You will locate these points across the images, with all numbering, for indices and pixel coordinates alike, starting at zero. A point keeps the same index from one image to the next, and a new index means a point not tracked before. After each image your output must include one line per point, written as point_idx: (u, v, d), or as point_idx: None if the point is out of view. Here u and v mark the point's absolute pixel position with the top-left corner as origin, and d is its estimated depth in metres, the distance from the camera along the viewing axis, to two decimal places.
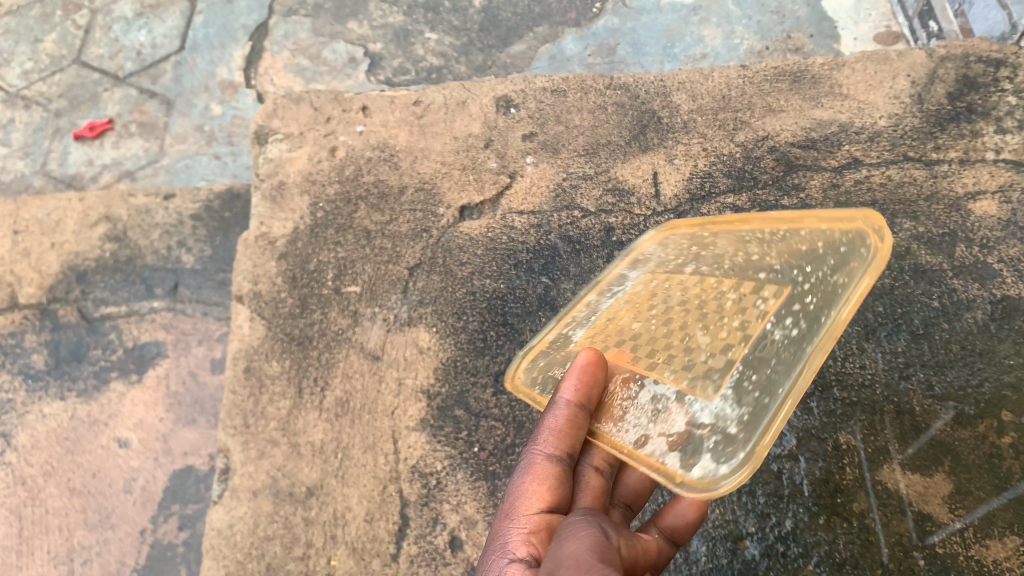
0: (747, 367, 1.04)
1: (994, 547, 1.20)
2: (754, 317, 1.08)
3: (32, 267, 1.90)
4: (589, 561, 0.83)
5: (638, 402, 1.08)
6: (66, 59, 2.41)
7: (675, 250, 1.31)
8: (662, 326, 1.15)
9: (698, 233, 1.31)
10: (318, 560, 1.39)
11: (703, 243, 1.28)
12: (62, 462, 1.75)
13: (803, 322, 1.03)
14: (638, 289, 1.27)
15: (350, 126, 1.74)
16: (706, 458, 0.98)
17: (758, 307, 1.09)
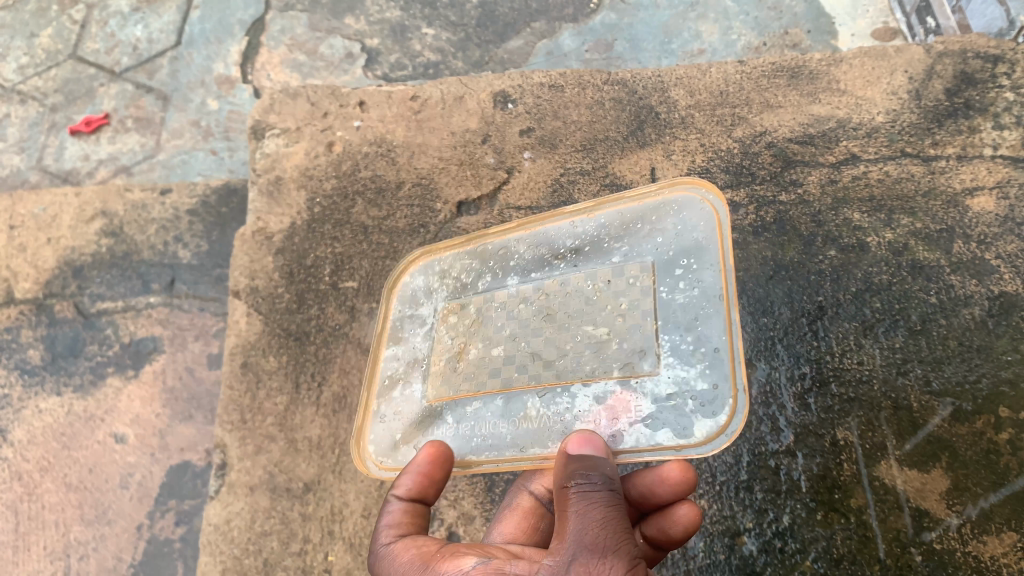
0: (672, 320, 1.01)
1: (992, 543, 1.19)
2: (643, 289, 1.05)
3: (28, 262, 1.91)
4: (621, 545, 0.86)
5: (576, 410, 1.01)
6: (62, 54, 2.41)
7: (451, 277, 1.24)
8: (539, 340, 1.09)
9: (488, 244, 1.22)
10: (315, 555, 1.38)
11: (499, 253, 1.21)
12: (58, 458, 1.75)
13: (693, 259, 1.03)
14: (469, 314, 1.18)
15: (347, 121, 1.74)
16: (700, 421, 0.95)
17: (634, 283, 1.06)
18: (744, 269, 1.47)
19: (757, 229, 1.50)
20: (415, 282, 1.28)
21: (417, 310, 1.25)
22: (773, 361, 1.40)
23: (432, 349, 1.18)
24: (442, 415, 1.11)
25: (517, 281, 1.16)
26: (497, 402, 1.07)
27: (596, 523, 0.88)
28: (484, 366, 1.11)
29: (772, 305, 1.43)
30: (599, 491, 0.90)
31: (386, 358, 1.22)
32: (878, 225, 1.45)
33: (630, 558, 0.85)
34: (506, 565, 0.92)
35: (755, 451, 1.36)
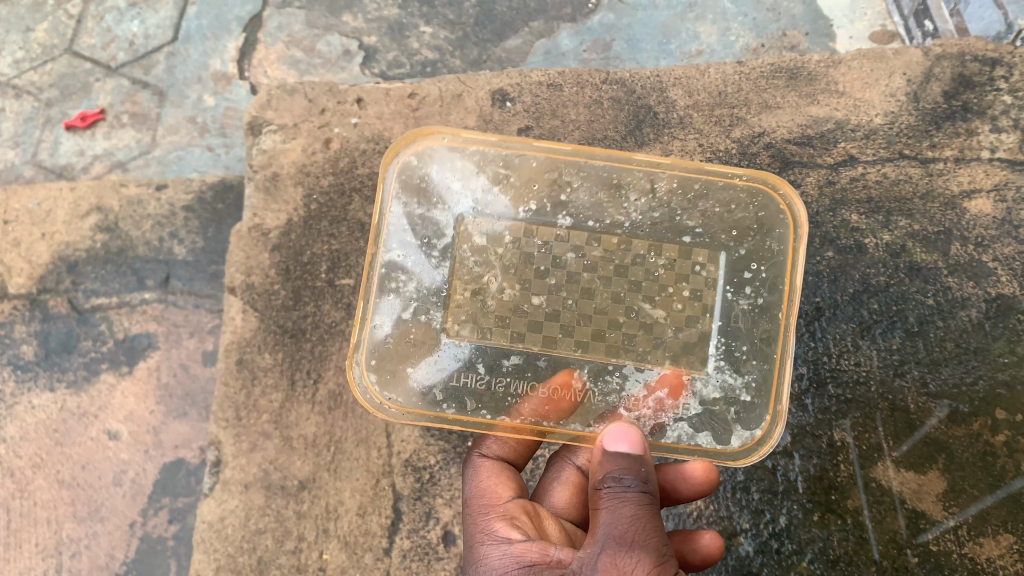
0: (733, 334, 1.22)
1: (987, 545, 1.28)
2: (708, 289, 1.23)
3: (22, 256, 1.89)
4: (649, 540, 0.94)
5: (626, 393, 1.20)
6: (58, 48, 2.37)
7: (478, 180, 1.23)
8: (587, 304, 1.23)
9: (524, 165, 1.24)
10: (309, 553, 1.42)
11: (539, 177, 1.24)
12: (50, 454, 1.77)
13: (764, 292, 1.23)
14: (501, 242, 1.23)
15: (345, 118, 1.70)
16: (738, 429, 1.20)
17: (701, 273, 1.23)
18: None
19: None
20: (430, 172, 1.23)
21: (430, 210, 1.23)
22: None
23: (452, 272, 1.23)
24: (472, 363, 1.21)
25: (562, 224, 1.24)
26: (540, 363, 1.22)
27: (626, 518, 0.96)
28: (530, 319, 1.23)
29: None
30: (631, 492, 0.99)
31: (390, 265, 1.22)
32: (875, 227, 1.45)
33: (655, 552, 0.93)
34: (549, 547, 1.03)
35: None
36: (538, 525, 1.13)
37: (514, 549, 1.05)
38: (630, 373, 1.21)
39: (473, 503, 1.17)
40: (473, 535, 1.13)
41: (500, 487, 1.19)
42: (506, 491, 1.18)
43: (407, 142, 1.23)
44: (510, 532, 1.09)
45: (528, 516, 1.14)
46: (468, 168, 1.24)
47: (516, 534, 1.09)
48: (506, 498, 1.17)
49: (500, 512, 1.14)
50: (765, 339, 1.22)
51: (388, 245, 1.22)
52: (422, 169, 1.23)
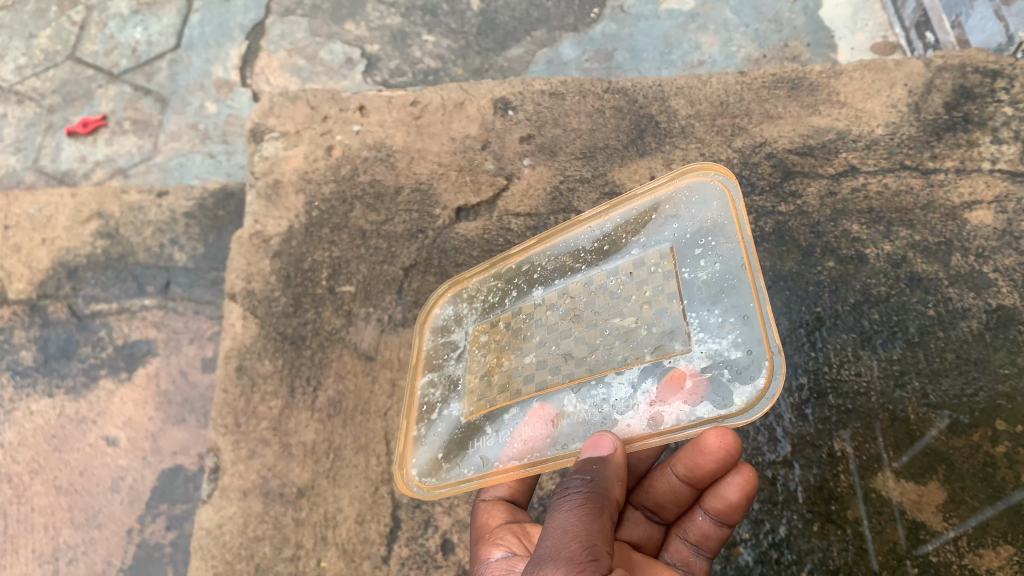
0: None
1: (988, 556, 1.22)
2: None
3: (22, 262, 1.88)
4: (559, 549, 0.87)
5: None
6: (60, 55, 2.40)
7: (478, 299, 1.28)
8: (568, 342, 1.11)
9: (512, 265, 1.26)
10: (308, 561, 1.37)
11: (528, 269, 1.23)
12: (49, 460, 1.75)
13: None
14: (499, 330, 1.20)
15: (346, 126, 1.72)
16: (735, 388, 0.97)
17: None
18: None
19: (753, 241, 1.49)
20: (441, 312, 1.31)
21: (449, 336, 1.28)
22: None
23: (467, 368, 1.22)
24: (481, 427, 1.13)
25: (543, 293, 1.19)
26: (530, 405, 1.10)
27: (554, 527, 0.92)
28: (519, 375, 1.13)
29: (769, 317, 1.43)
30: (572, 497, 0.95)
31: (424, 387, 1.25)
32: (876, 237, 1.45)
33: (562, 560, 0.86)
34: (517, 563, 1.06)
35: (751, 461, 1.37)
36: (525, 542, 1.14)
37: (487, 567, 1.09)
38: (612, 378, 1.05)
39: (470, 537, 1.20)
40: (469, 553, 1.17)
41: (494, 515, 1.19)
42: (496, 517, 1.19)
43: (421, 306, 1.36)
44: (490, 551, 1.12)
45: (516, 534, 1.14)
46: (472, 294, 1.29)
47: (498, 550, 1.11)
48: (496, 523, 1.17)
49: (485, 536, 1.16)
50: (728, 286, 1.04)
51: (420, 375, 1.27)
52: (435, 313, 1.31)
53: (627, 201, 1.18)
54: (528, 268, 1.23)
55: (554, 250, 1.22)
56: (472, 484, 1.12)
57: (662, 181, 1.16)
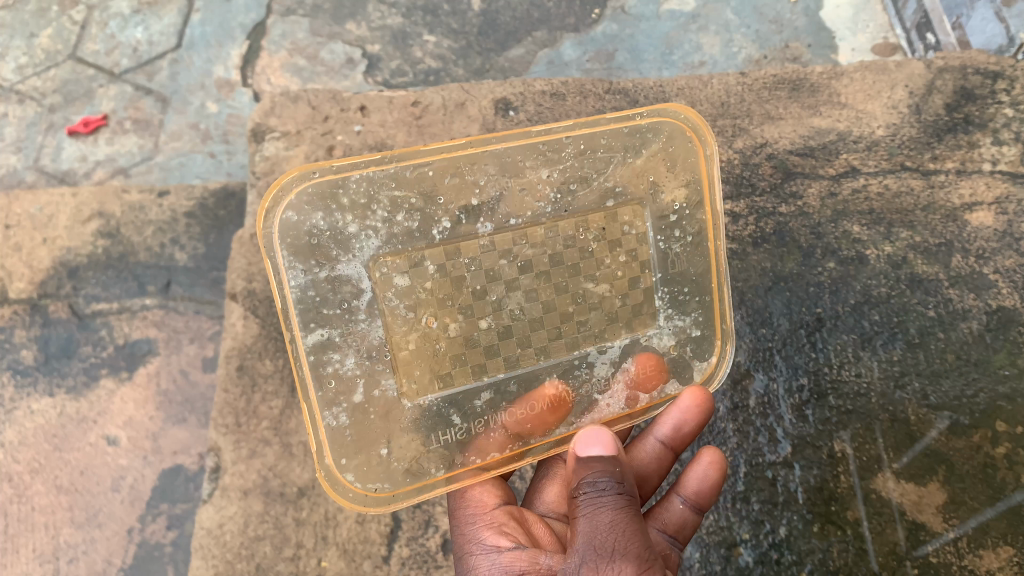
0: (674, 281, 1.27)
1: (987, 557, 1.28)
2: (640, 244, 1.25)
3: (23, 261, 1.89)
4: (627, 546, 0.96)
5: (596, 378, 1.24)
6: (61, 54, 2.37)
7: (377, 205, 1.15)
8: (533, 307, 1.22)
9: (417, 167, 1.15)
10: (308, 560, 1.39)
11: (461, 182, 1.17)
12: (50, 459, 1.77)
13: (691, 230, 1.26)
14: (427, 272, 1.18)
15: (347, 125, 1.72)
16: (696, 365, 1.29)
17: (630, 233, 1.24)
18: (743, 279, 1.46)
19: (756, 241, 1.49)
20: (320, 219, 1.13)
21: (341, 263, 1.15)
22: (770, 372, 1.39)
23: (389, 330, 1.19)
24: (445, 417, 1.20)
25: (489, 228, 1.20)
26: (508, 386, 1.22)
27: (605, 526, 0.98)
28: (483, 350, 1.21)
29: (770, 317, 1.42)
30: (608, 495, 1.01)
31: (317, 347, 1.16)
32: (876, 239, 1.46)
33: (637, 557, 0.95)
34: (538, 556, 1.10)
35: (752, 461, 1.36)
36: (527, 531, 1.18)
37: (503, 559, 1.11)
38: (594, 357, 1.25)
39: (459, 513, 1.21)
40: (466, 543, 1.18)
41: (488, 495, 1.23)
42: (493, 496, 1.23)
43: (288, 193, 1.12)
44: (499, 540, 1.15)
45: (517, 521, 1.19)
46: (355, 201, 1.14)
47: (507, 539, 1.15)
48: (494, 506, 1.21)
49: (487, 519, 1.19)
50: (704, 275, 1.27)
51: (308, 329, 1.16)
52: (314, 217, 1.13)
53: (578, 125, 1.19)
54: (463, 189, 1.18)
55: (492, 174, 1.18)
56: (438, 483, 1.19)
57: (620, 120, 1.21)
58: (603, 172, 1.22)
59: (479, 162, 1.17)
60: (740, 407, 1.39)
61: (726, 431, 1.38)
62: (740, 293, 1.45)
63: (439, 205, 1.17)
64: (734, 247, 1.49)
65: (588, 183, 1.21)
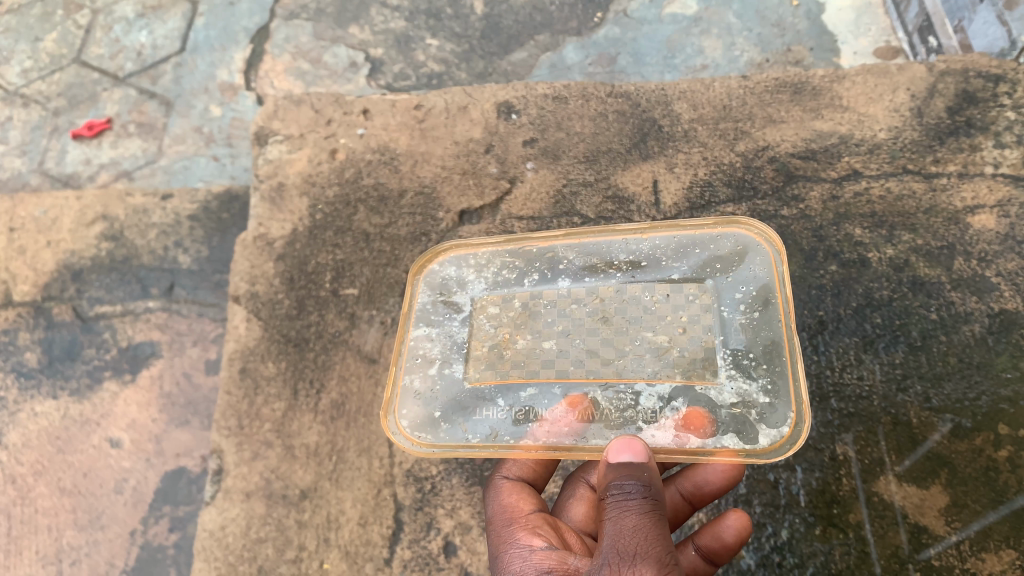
0: (737, 345, 1.03)
1: (990, 561, 1.23)
2: (704, 313, 1.06)
3: (27, 264, 1.90)
4: (652, 551, 0.89)
5: (642, 408, 1.02)
6: (66, 58, 2.41)
7: (489, 271, 1.19)
8: (594, 340, 1.08)
9: (531, 247, 1.18)
10: (311, 563, 1.37)
11: (551, 257, 1.16)
12: (52, 461, 1.75)
13: (758, 307, 1.06)
14: (514, 306, 1.13)
15: (350, 129, 1.72)
16: (763, 429, 0.99)
17: (694, 304, 1.07)
18: None
19: None
20: (444, 271, 1.21)
21: (451, 298, 1.18)
22: None
23: (470, 335, 1.14)
24: (490, 398, 1.08)
25: (569, 285, 1.13)
26: (554, 392, 1.05)
27: (629, 530, 0.91)
28: (531, 356, 1.09)
29: None
30: (634, 500, 0.93)
31: (417, 338, 1.16)
32: (879, 241, 1.46)
33: (660, 561, 0.88)
34: (567, 556, 1.03)
35: (754, 464, 1.37)
36: (561, 538, 1.11)
37: (533, 557, 1.05)
38: (641, 388, 1.03)
39: (495, 518, 1.16)
40: (498, 543, 1.12)
41: (523, 501, 1.18)
42: (527, 501, 1.17)
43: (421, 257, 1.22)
44: (533, 540, 1.08)
45: (553, 526, 1.12)
46: (479, 261, 1.20)
47: (540, 540, 1.08)
48: (529, 510, 1.15)
49: (522, 523, 1.13)
50: (774, 346, 1.03)
51: (412, 326, 1.18)
52: (437, 268, 1.22)
53: (677, 227, 1.14)
54: (551, 252, 1.16)
55: (584, 241, 1.16)
56: (472, 453, 1.06)
57: (723, 219, 1.13)
58: (674, 242, 1.13)
59: (581, 239, 1.16)
60: None
61: None
62: None
63: (526, 273, 1.16)
64: None
65: (664, 251, 1.12)
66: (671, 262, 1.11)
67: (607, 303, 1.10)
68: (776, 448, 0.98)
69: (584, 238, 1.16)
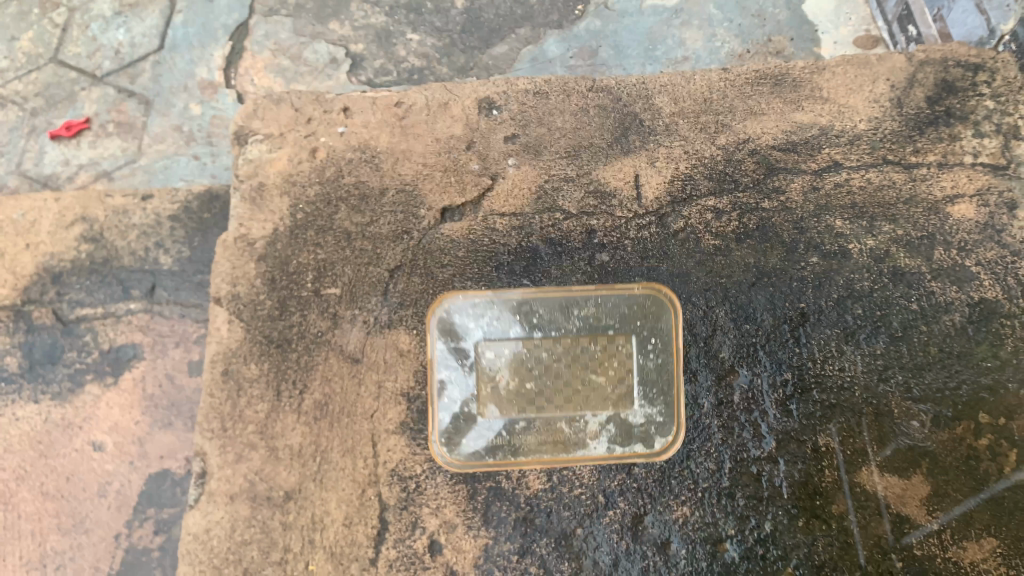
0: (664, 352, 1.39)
1: (971, 548, 1.29)
2: (643, 236, 1.52)
3: (6, 268, 1.85)
4: None
5: (583, 406, 1.38)
6: (43, 57, 2.38)
7: (468, 197, 1.61)
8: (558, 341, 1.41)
9: (505, 174, 1.62)
10: (296, 564, 1.38)
11: (522, 189, 1.60)
12: (35, 466, 1.73)
13: (686, 229, 1.51)
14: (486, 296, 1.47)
15: (331, 127, 1.70)
16: (664, 432, 1.36)
17: (636, 228, 1.53)
18: (727, 276, 1.45)
19: (739, 237, 1.49)
20: (429, 204, 1.60)
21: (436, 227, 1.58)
22: (756, 368, 1.38)
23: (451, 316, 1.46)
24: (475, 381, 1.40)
25: (532, 212, 1.57)
26: (525, 383, 1.39)
27: None
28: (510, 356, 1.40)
29: (754, 312, 1.42)
30: None
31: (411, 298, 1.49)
32: (860, 233, 1.47)
33: None
34: None
35: (737, 457, 1.35)
36: None
37: None
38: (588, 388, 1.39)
39: None
40: None
41: None
42: None
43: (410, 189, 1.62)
44: None
45: None
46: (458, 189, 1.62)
47: None
48: None
49: None
50: (698, 267, 1.47)
51: (399, 265, 1.54)
52: (428, 199, 1.61)
53: (621, 153, 1.61)
54: (520, 189, 1.60)
55: (551, 179, 1.60)
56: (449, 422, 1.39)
57: (657, 150, 1.61)
58: (621, 171, 1.59)
59: (548, 172, 1.61)
60: (725, 403, 1.37)
61: (710, 428, 1.36)
62: (724, 289, 1.44)
63: (503, 204, 1.59)
64: (718, 243, 1.49)
65: (610, 184, 1.58)
66: (618, 197, 1.56)
67: (559, 222, 1.55)
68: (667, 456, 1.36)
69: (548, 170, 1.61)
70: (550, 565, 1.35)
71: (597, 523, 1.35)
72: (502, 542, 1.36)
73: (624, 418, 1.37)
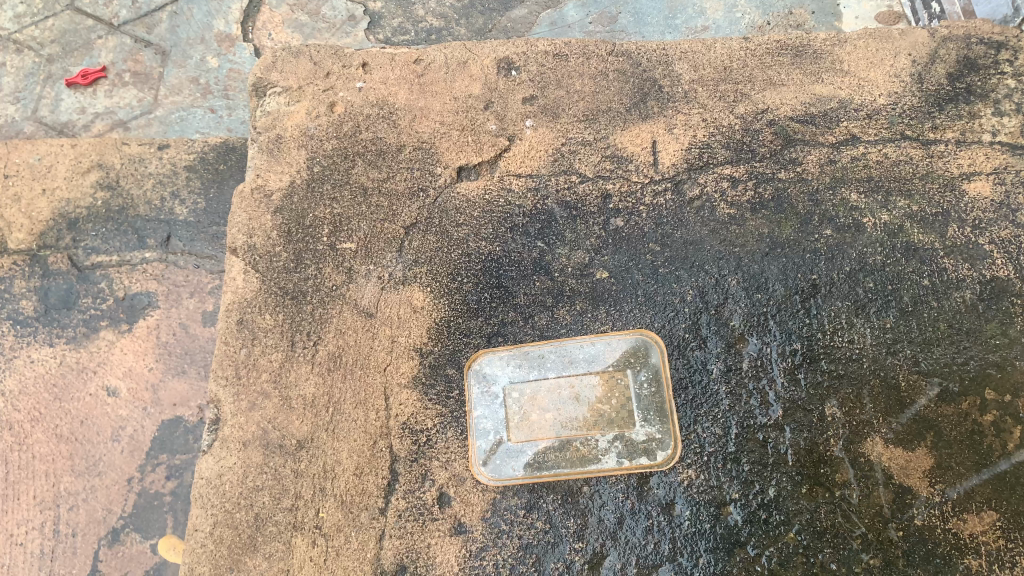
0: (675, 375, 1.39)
1: (971, 521, 1.26)
2: (659, 203, 1.52)
3: (22, 212, 1.91)
4: None
5: (583, 409, 1.40)
6: (60, 4, 2.37)
7: (484, 158, 1.61)
8: (571, 344, 1.43)
9: (522, 137, 1.62)
10: (306, 511, 1.38)
11: (540, 151, 1.60)
12: (49, 408, 1.75)
13: (701, 199, 1.52)
14: (501, 292, 1.48)
15: (349, 82, 1.71)
16: (654, 448, 1.36)
17: (651, 195, 1.53)
18: (740, 244, 1.46)
19: (754, 206, 1.50)
20: (445, 165, 1.61)
21: (452, 186, 1.59)
22: (765, 336, 1.39)
23: (476, 296, 1.49)
24: (494, 368, 1.44)
25: (548, 176, 1.58)
26: (535, 375, 1.42)
27: None
28: (528, 353, 1.44)
29: (766, 282, 1.42)
30: None
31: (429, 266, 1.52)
32: (874, 207, 1.47)
33: None
34: None
35: (744, 423, 1.35)
36: None
37: None
38: (592, 392, 1.41)
39: None
40: None
41: None
42: None
43: (428, 149, 1.62)
44: None
45: None
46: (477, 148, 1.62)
47: None
48: None
49: None
50: (715, 235, 1.48)
51: (415, 229, 1.55)
52: (443, 162, 1.61)
53: (638, 117, 1.61)
54: (538, 152, 1.60)
55: (569, 143, 1.60)
56: (461, 399, 1.43)
57: (677, 115, 1.61)
58: (638, 137, 1.59)
59: (566, 135, 1.61)
60: (734, 370, 1.38)
61: (718, 393, 1.37)
62: (737, 258, 1.45)
63: (520, 167, 1.59)
64: (733, 212, 1.50)
65: (628, 149, 1.58)
66: (634, 164, 1.57)
67: (576, 187, 1.56)
68: (654, 463, 1.35)
69: (566, 133, 1.61)
70: (556, 520, 1.34)
71: (603, 481, 1.35)
72: (509, 497, 1.36)
73: (623, 427, 1.38)
